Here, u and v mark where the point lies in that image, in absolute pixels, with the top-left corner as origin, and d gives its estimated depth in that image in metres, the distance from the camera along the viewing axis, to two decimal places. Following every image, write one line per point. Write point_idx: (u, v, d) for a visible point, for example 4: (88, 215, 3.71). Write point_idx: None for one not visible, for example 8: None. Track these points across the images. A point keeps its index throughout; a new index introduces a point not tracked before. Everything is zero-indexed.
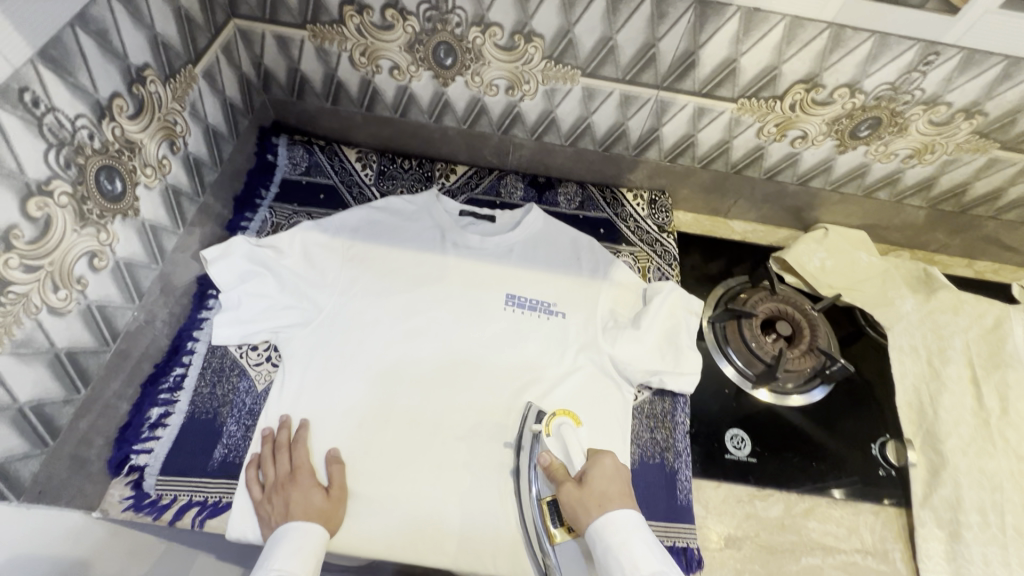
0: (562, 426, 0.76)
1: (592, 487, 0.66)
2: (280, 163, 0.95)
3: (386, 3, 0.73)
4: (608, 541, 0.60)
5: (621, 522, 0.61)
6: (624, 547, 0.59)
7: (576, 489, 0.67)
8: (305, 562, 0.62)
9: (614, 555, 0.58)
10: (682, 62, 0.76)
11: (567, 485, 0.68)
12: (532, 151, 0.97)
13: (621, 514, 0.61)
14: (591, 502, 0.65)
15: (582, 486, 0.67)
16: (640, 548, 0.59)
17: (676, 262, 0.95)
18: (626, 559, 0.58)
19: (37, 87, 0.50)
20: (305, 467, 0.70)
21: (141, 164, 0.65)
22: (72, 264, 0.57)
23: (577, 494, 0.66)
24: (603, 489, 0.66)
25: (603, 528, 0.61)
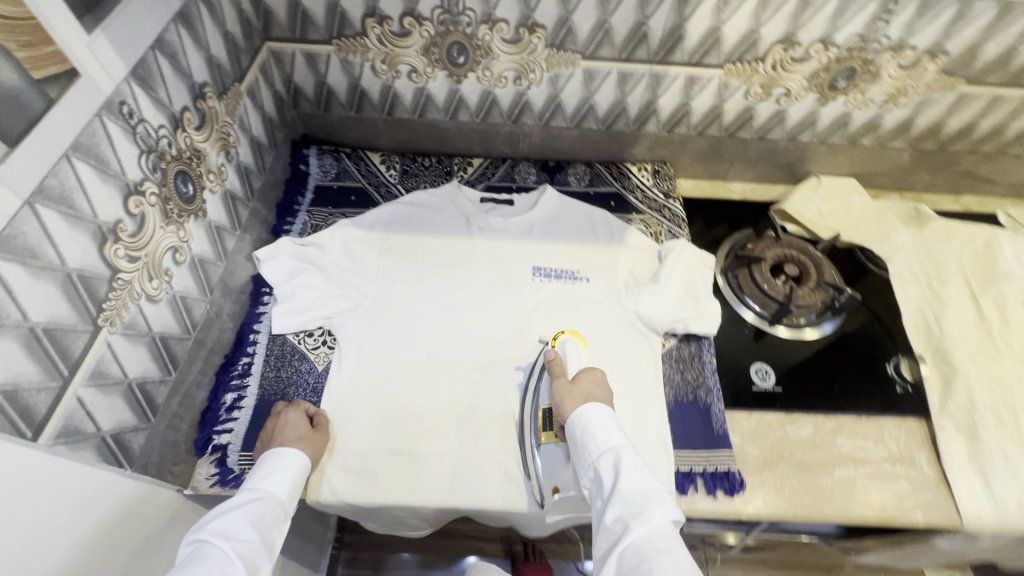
0: (565, 342, 0.81)
1: (580, 390, 0.75)
2: (312, 172, 1.04)
3: (404, 11, 0.83)
4: (586, 426, 0.70)
5: (599, 413, 0.71)
6: (600, 430, 0.69)
7: (567, 386, 0.76)
8: (275, 483, 0.69)
9: (591, 435, 0.69)
10: (671, 37, 0.84)
11: (559, 377, 0.77)
12: (540, 137, 1.05)
13: (601, 411, 0.71)
14: (577, 396, 0.74)
15: (573, 387, 0.75)
16: (614, 433, 0.69)
17: (686, 223, 1.03)
18: (600, 440, 0.69)
19: (131, 101, 0.58)
20: (290, 407, 0.78)
21: (206, 170, 0.74)
22: (161, 257, 0.65)
23: (567, 388, 0.75)
24: (589, 390, 0.74)
25: (589, 414, 0.71)
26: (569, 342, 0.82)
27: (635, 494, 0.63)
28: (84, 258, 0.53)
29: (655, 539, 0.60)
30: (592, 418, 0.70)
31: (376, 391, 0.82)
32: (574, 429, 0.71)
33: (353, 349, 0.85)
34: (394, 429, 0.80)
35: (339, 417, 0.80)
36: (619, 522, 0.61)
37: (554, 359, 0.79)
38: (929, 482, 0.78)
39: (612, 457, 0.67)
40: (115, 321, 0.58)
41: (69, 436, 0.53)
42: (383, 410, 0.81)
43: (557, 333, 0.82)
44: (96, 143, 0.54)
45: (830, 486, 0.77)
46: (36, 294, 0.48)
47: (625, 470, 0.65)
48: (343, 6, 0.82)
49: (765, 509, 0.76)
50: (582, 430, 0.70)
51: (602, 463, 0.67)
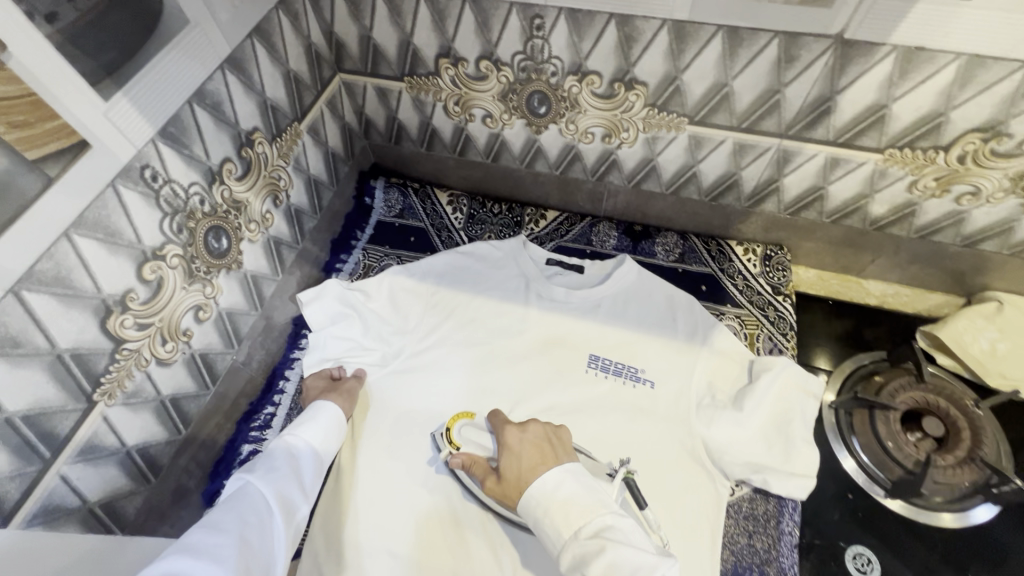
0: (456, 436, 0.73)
1: (508, 477, 0.64)
2: (375, 206, 0.98)
3: (481, 54, 0.71)
4: (536, 513, 0.60)
5: (545, 488, 0.61)
6: (551, 517, 0.59)
7: (496, 483, 0.66)
8: (316, 434, 0.70)
9: (545, 528, 0.59)
10: (814, 109, 0.65)
11: (489, 479, 0.67)
12: (629, 198, 0.89)
13: (541, 486, 0.61)
14: (511, 486, 0.64)
15: (500, 482, 0.65)
16: (574, 501, 0.59)
17: (792, 331, 0.83)
18: (558, 525, 0.58)
19: (156, 162, 0.54)
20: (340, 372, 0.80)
21: (247, 220, 0.70)
22: (178, 319, 0.61)
23: (499, 486, 0.65)
24: (517, 467, 0.64)
25: (534, 497, 0.61)
26: (468, 428, 0.75)
27: (612, 572, 0.52)
28: (81, 336, 0.50)
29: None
30: (537, 493, 0.61)
31: (387, 485, 0.74)
32: (524, 516, 0.62)
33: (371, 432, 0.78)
34: (394, 532, 0.71)
35: (342, 501, 0.73)
36: None
37: (468, 459, 0.69)
38: None
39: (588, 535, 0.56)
40: (115, 393, 0.55)
41: (47, 514, 0.51)
42: (390, 508, 0.73)
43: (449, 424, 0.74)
44: (107, 215, 0.50)
45: None
46: (20, 382, 0.46)
47: (606, 545, 0.54)
48: (416, 43, 0.73)
49: None
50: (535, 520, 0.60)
51: (570, 555, 0.56)
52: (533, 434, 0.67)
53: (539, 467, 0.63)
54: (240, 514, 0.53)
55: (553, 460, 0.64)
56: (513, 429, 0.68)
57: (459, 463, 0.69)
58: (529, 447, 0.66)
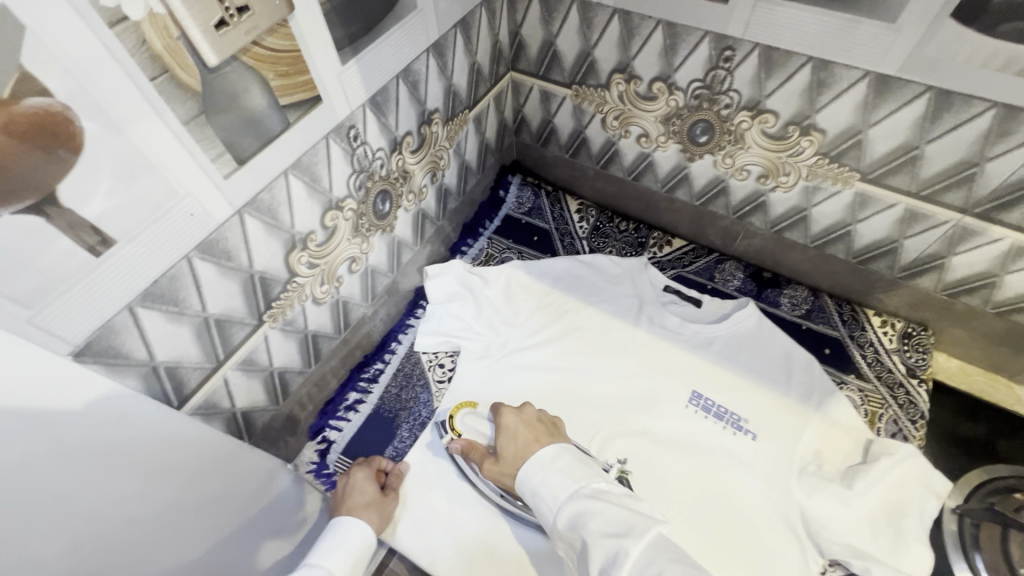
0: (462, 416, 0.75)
1: (505, 457, 0.62)
2: (507, 200, 1.02)
3: (657, 75, 0.73)
4: (532, 482, 0.57)
5: (540, 457, 0.58)
6: (540, 479, 0.56)
7: (494, 464, 0.64)
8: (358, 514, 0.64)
9: (541, 494, 0.56)
10: (1014, 191, 0.60)
11: (488, 460, 0.66)
12: (765, 243, 0.87)
13: (538, 460, 0.58)
14: (508, 463, 0.62)
15: (497, 462, 0.64)
16: (562, 467, 0.56)
17: (923, 420, 0.77)
18: (549, 489, 0.55)
19: (360, 125, 0.60)
20: (355, 467, 0.71)
21: (408, 190, 0.75)
22: (337, 266, 0.68)
23: (497, 467, 0.64)
24: (511, 446, 0.63)
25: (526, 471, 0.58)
26: (468, 416, 0.75)
27: (604, 530, 0.48)
28: (271, 263, 0.57)
29: (657, 554, 0.45)
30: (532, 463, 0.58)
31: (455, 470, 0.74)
32: (522, 490, 0.59)
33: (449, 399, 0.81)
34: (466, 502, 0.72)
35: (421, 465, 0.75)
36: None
37: (467, 444, 0.69)
38: None
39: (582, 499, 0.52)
40: (278, 318, 0.62)
41: (206, 410, 0.58)
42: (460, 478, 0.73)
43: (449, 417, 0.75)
44: (316, 162, 0.57)
45: None
46: (220, 289, 0.53)
47: (598, 512, 0.50)
48: (596, 56, 0.76)
49: None
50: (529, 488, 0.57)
51: (564, 516, 0.52)
52: (527, 417, 0.66)
53: (532, 446, 0.61)
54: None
55: (546, 440, 0.62)
56: (511, 412, 0.66)
57: (457, 447, 0.69)
58: (523, 425, 0.64)
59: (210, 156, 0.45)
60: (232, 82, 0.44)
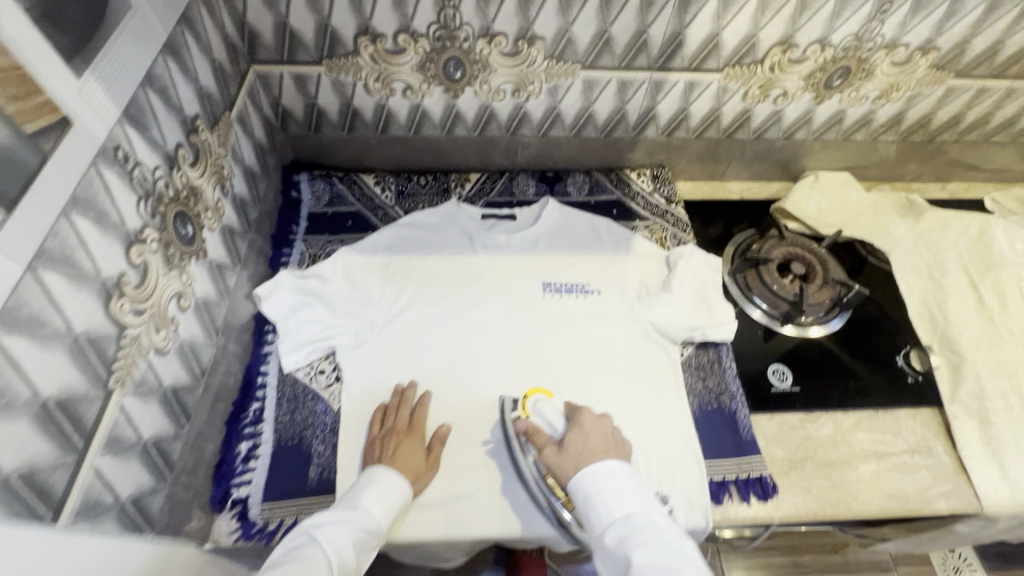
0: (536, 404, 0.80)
1: (570, 449, 0.71)
2: (304, 199, 1.00)
3: (398, 28, 0.80)
4: (588, 488, 0.65)
5: (604, 472, 0.66)
6: (603, 492, 0.64)
7: (554, 453, 0.72)
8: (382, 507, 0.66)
9: (597, 502, 0.64)
10: (672, 44, 0.84)
11: (549, 449, 0.72)
12: (539, 148, 1.03)
13: (601, 471, 0.66)
14: (568, 463, 0.70)
15: (561, 452, 0.71)
16: (624, 492, 0.64)
17: (688, 228, 1.04)
18: (605, 506, 0.64)
19: (126, 144, 0.54)
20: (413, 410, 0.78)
21: (204, 208, 0.70)
22: (166, 305, 0.61)
23: (558, 458, 0.71)
24: (577, 448, 0.71)
25: (584, 480, 0.66)
26: (541, 404, 0.81)
27: (652, 561, 0.56)
28: (92, 320, 0.49)
29: None
30: (591, 468, 0.67)
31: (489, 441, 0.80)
32: (573, 492, 0.67)
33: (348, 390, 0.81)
34: (451, 458, 0.78)
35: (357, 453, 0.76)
36: None
37: (532, 427, 0.75)
38: (948, 470, 0.80)
39: (618, 523, 0.62)
40: (127, 382, 0.54)
41: (89, 511, 0.49)
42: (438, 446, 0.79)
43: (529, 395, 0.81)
44: (94, 194, 0.50)
45: (857, 482, 0.79)
46: (45, 365, 0.44)
47: (635, 540, 0.59)
48: (334, 24, 0.79)
49: (796, 512, 0.77)
50: (581, 488, 0.66)
51: (611, 532, 0.61)
52: (598, 425, 0.74)
53: (600, 453, 0.69)
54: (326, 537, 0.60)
55: (614, 449, 0.70)
56: (591, 416, 0.75)
57: (521, 429, 0.76)
58: (597, 433, 0.72)
59: None
60: None
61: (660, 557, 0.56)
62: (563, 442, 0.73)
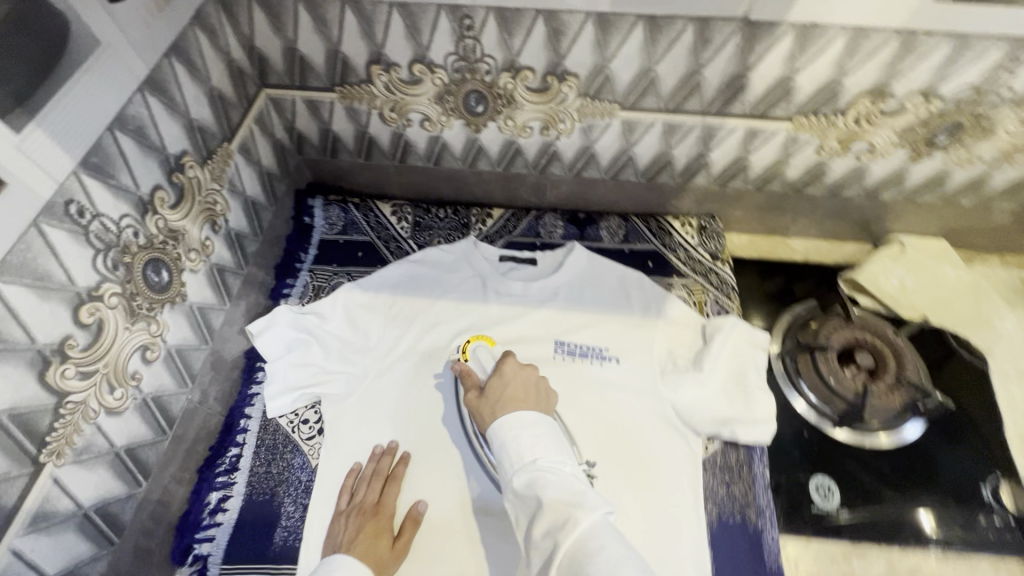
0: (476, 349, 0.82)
1: (490, 394, 0.67)
2: (316, 225, 0.95)
3: (413, 58, 0.71)
4: (502, 435, 0.61)
5: (520, 420, 0.61)
6: (516, 438, 0.60)
7: (477, 398, 0.69)
8: None
9: (509, 450, 0.59)
10: (731, 87, 0.70)
11: (472, 392, 0.70)
12: (571, 187, 0.93)
13: (514, 418, 0.62)
14: (485, 408, 0.66)
15: (481, 396, 0.68)
16: (538, 435, 0.60)
17: (735, 293, 0.89)
18: (516, 448, 0.59)
19: (82, 197, 0.50)
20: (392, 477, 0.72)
21: (186, 249, 0.65)
22: (126, 362, 0.57)
23: (478, 402, 0.68)
24: (498, 395, 0.67)
25: (497, 428, 0.62)
26: (480, 351, 0.81)
27: (560, 501, 0.53)
28: (18, 395, 0.46)
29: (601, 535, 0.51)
30: (504, 419, 0.62)
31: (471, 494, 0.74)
32: (488, 434, 0.63)
33: (330, 450, 0.75)
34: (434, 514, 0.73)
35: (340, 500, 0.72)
36: (548, 539, 0.51)
37: (466, 369, 0.73)
38: None
39: (524, 466, 0.57)
40: (64, 452, 0.51)
41: None
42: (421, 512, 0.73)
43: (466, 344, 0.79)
44: (33, 259, 0.46)
45: None
46: None
47: (544, 480, 0.55)
48: (345, 52, 0.72)
49: None
50: (497, 431, 0.61)
51: (520, 477, 0.57)
52: (523, 373, 0.70)
53: (520, 401, 0.65)
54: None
55: (536, 398, 0.66)
56: (514, 365, 0.72)
57: (456, 369, 0.73)
58: (518, 380, 0.68)
59: None
60: None
61: (566, 500, 0.53)
62: (485, 388, 0.70)
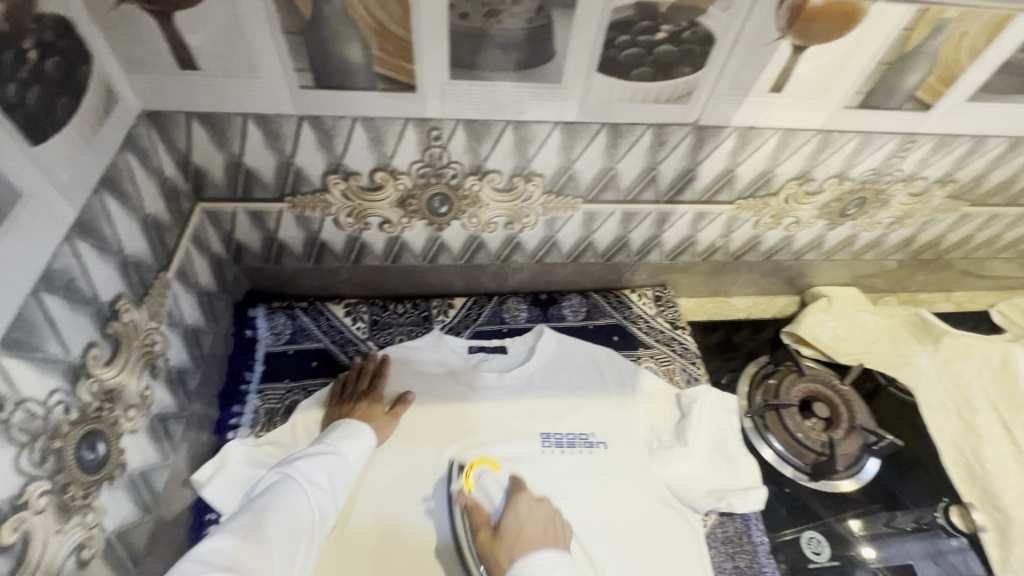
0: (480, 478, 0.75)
1: (507, 536, 0.65)
2: (260, 337, 0.85)
3: (375, 167, 0.68)
4: None
5: (537, 567, 0.61)
6: None
7: (490, 540, 0.66)
8: (350, 448, 0.68)
9: None
10: (682, 178, 0.76)
11: (483, 533, 0.67)
12: (533, 272, 0.93)
13: (539, 558, 0.61)
14: (501, 551, 0.64)
15: (496, 539, 0.66)
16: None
17: (698, 359, 0.94)
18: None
19: (2, 385, 0.40)
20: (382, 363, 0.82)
21: (124, 407, 0.55)
22: (58, 575, 0.45)
23: (492, 546, 0.65)
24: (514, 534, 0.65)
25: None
26: (485, 479, 0.76)
27: None
28: None
29: None
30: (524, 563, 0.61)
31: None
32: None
33: None
34: None
35: None
36: None
37: (473, 504, 0.70)
38: None
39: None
40: None
41: None
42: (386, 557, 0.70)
43: (472, 466, 0.75)
44: None
45: None
46: None
47: None
48: (299, 164, 0.67)
49: None
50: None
51: None
52: (540, 509, 0.69)
53: (536, 544, 0.63)
54: (299, 559, 0.55)
55: (553, 534, 0.65)
56: (528, 500, 0.69)
57: (463, 503, 0.70)
58: (534, 520, 0.67)
59: None
60: None
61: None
62: (499, 527, 0.67)
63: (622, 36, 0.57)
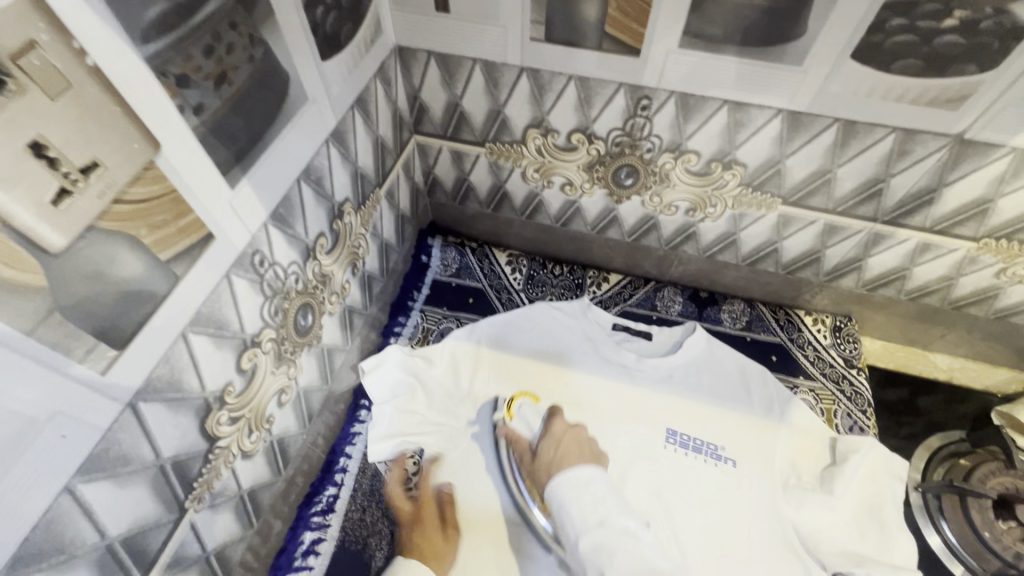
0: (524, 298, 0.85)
1: (543, 462, 0.65)
2: (432, 264, 0.94)
3: (575, 127, 0.70)
4: (563, 491, 0.59)
5: (579, 478, 0.60)
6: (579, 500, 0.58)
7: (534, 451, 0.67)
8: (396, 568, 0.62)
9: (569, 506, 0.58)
10: (916, 199, 0.65)
11: (525, 456, 0.70)
12: (700, 267, 0.88)
13: (573, 473, 0.60)
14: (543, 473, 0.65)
15: (535, 464, 0.66)
16: (598, 494, 0.58)
17: (871, 408, 0.82)
18: (579, 508, 0.57)
19: (265, 247, 0.50)
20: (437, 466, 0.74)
21: (329, 292, 0.66)
22: (265, 407, 0.57)
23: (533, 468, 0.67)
24: (554, 450, 0.65)
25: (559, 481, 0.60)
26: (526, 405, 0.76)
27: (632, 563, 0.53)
28: (182, 443, 0.46)
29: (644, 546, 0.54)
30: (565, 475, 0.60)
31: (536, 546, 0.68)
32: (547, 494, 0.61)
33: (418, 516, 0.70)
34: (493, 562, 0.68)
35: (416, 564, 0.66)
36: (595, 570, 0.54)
37: (512, 433, 0.73)
38: None
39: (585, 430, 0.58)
40: (204, 497, 0.51)
41: None
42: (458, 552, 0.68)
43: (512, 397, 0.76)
44: (219, 308, 0.46)
45: None
46: (124, 501, 0.41)
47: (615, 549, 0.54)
48: (507, 113, 0.71)
49: None
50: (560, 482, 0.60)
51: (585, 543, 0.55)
52: (571, 429, 0.67)
53: (572, 457, 0.63)
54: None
55: (586, 453, 0.64)
56: (562, 423, 0.69)
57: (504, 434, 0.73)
58: (568, 439, 0.67)
59: (78, 356, 0.34)
60: (89, 258, 0.33)
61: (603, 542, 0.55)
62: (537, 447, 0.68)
63: (898, 18, 0.49)
